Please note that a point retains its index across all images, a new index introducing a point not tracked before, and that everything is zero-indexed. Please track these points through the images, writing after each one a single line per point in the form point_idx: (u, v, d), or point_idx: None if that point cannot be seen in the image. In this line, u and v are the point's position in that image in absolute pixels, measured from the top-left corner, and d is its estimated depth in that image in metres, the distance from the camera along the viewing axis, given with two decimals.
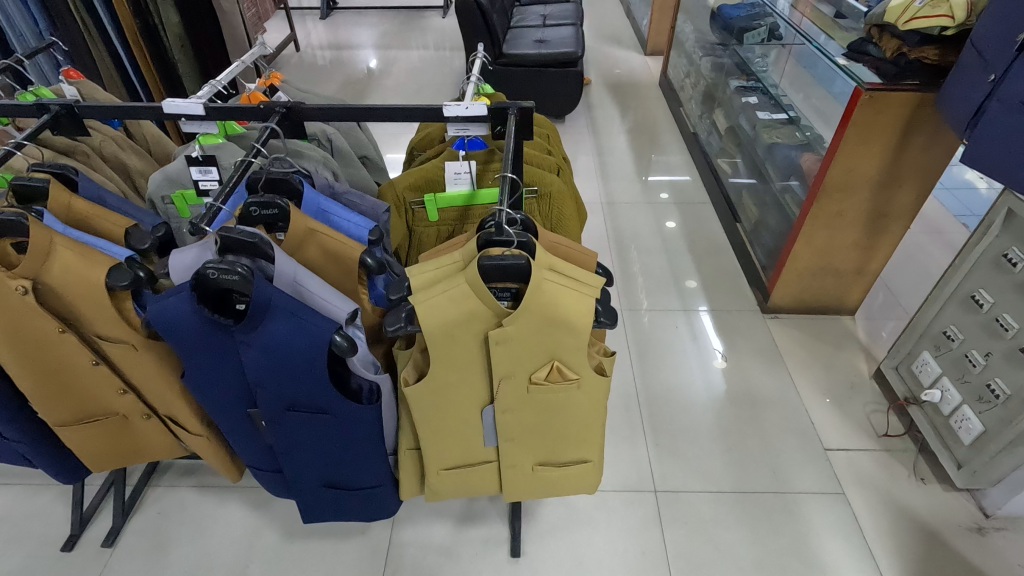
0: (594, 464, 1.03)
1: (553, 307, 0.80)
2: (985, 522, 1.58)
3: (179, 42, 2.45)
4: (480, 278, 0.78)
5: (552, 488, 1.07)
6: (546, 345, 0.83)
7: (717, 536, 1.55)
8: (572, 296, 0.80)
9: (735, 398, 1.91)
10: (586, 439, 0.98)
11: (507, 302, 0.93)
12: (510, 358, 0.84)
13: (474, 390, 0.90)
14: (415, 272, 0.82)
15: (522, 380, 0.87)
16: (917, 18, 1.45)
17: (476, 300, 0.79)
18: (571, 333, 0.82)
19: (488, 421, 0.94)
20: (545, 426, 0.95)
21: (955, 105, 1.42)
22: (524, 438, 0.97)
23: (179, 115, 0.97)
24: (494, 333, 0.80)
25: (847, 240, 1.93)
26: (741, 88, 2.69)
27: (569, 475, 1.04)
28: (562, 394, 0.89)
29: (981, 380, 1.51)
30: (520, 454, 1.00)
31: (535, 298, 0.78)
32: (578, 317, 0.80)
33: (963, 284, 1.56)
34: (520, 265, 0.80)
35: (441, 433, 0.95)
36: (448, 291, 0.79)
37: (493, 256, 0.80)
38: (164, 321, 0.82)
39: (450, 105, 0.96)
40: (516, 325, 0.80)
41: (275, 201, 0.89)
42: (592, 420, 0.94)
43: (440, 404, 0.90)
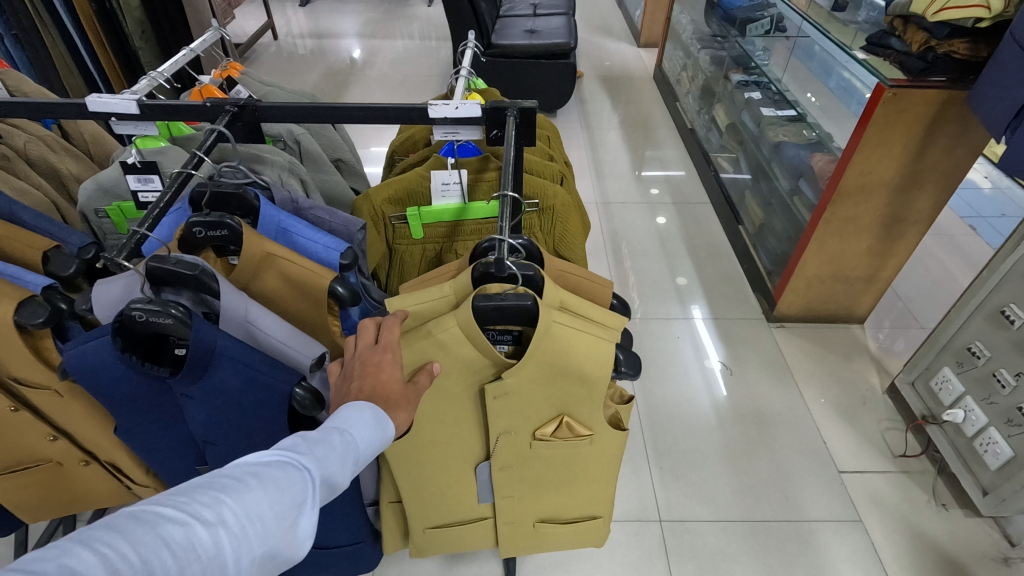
0: (604, 520, 0.90)
1: (565, 356, 0.69)
2: (1010, 551, 1.48)
3: (139, 28, 2.33)
4: (473, 320, 0.67)
5: (556, 544, 0.94)
6: (555, 396, 0.74)
7: (728, 571, 1.43)
8: (587, 342, 0.68)
9: (742, 415, 1.79)
10: (597, 495, 0.86)
11: (506, 345, 0.79)
12: (510, 413, 0.75)
13: (469, 441, 0.80)
14: (395, 305, 0.71)
15: (524, 435, 0.78)
16: (948, 8, 1.33)
17: (468, 346, 0.70)
18: (585, 386, 0.72)
19: (483, 478, 0.83)
20: (549, 482, 0.83)
21: (990, 103, 1.29)
22: (524, 494, 0.85)
23: (107, 113, 0.82)
24: (492, 386, 0.71)
25: (859, 246, 1.81)
26: (742, 83, 2.56)
27: (575, 532, 0.91)
28: (571, 450, 0.78)
29: (1011, 403, 1.39)
30: (519, 511, 0.87)
31: (543, 346, 0.68)
32: (595, 368, 0.70)
33: (991, 297, 1.45)
34: (523, 307, 0.68)
35: (429, 487, 0.83)
36: (433, 334, 0.68)
37: (488, 297, 0.68)
38: (84, 370, 0.66)
39: (437, 104, 0.81)
40: (515, 376, 0.71)
41: (223, 221, 0.73)
42: (605, 477, 0.83)
43: (429, 460, 0.80)
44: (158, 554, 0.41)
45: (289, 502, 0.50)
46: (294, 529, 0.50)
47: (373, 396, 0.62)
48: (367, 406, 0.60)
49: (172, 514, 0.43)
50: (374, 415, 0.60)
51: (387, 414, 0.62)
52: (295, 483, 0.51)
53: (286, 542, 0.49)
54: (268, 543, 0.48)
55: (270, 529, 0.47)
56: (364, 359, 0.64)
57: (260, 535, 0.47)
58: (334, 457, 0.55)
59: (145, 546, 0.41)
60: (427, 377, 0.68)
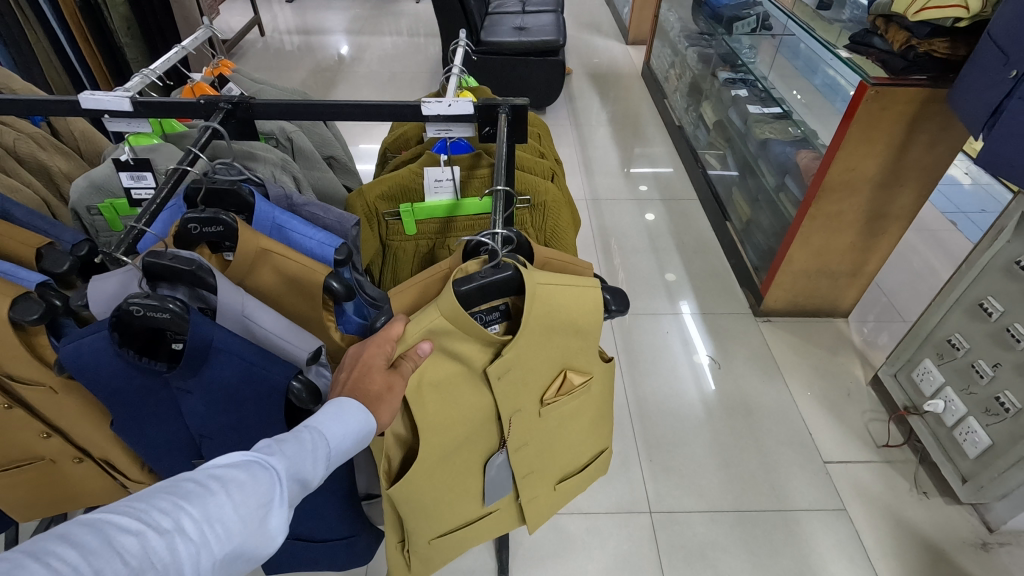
0: (609, 450, 1.01)
1: (557, 312, 0.74)
2: (989, 537, 1.52)
3: (126, 25, 2.28)
4: (456, 306, 0.68)
5: (574, 492, 1.03)
6: (555, 356, 0.79)
7: (717, 560, 1.46)
8: (573, 293, 0.74)
9: (729, 408, 1.82)
10: (598, 435, 0.97)
11: (498, 322, 0.84)
12: (516, 386, 0.79)
13: (473, 431, 0.83)
14: None
15: (532, 407, 0.83)
16: (929, 8, 1.35)
17: (459, 333, 0.71)
18: (580, 334, 0.78)
19: (499, 467, 0.88)
20: (559, 441, 0.91)
21: (968, 102, 1.33)
22: (538, 464, 0.91)
23: (101, 111, 0.83)
24: (493, 367, 0.74)
25: (844, 241, 1.85)
26: (729, 80, 2.59)
27: (588, 472, 1.01)
28: (576, 400, 0.86)
29: (989, 392, 1.44)
30: (539, 483, 0.94)
31: (536, 308, 0.72)
32: (585, 316, 0.76)
33: (971, 290, 1.48)
34: (507, 278, 0.71)
35: (447, 496, 0.86)
36: (423, 326, 0.70)
37: (467, 279, 0.70)
38: (81, 366, 0.67)
39: (429, 102, 0.82)
40: (516, 349, 0.74)
41: (218, 217, 0.75)
42: (604, 411, 0.93)
43: (446, 464, 0.82)
44: (110, 564, 0.41)
45: (254, 503, 0.50)
46: (261, 528, 0.50)
47: (353, 390, 0.65)
48: (343, 404, 0.62)
49: (127, 523, 0.43)
50: (352, 410, 0.62)
51: (367, 406, 0.64)
52: (262, 483, 0.51)
53: (253, 543, 0.49)
54: (232, 544, 0.48)
55: (234, 530, 0.48)
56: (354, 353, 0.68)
57: (222, 538, 0.47)
58: (303, 455, 0.56)
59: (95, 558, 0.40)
60: (412, 361, 0.68)
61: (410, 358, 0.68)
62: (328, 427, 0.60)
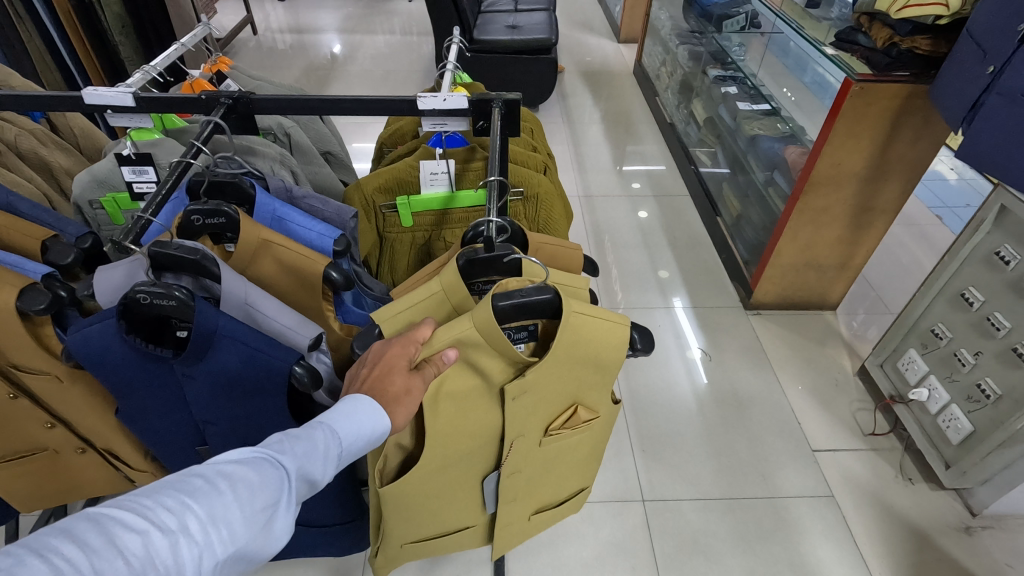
0: (586, 489, 1.04)
1: (584, 345, 0.75)
2: (972, 520, 1.56)
3: (120, 23, 2.28)
4: (490, 318, 0.69)
5: (544, 525, 1.06)
6: (570, 389, 0.81)
7: (709, 547, 1.49)
8: (603, 330, 0.75)
9: (720, 399, 1.86)
10: (584, 473, 0.99)
11: (524, 342, 0.86)
12: (526, 411, 0.80)
13: (474, 447, 0.84)
14: (386, 316, 0.73)
15: (536, 435, 0.84)
16: (911, 6, 1.39)
17: (485, 348, 0.72)
18: (599, 371, 0.79)
19: (488, 488, 0.90)
20: (546, 475, 0.93)
21: (949, 97, 1.36)
22: (524, 496, 0.93)
23: (104, 105, 0.85)
24: (513, 386, 0.74)
25: (831, 235, 1.89)
26: (719, 78, 2.63)
27: (562, 509, 1.04)
28: (574, 436, 0.88)
29: (971, 379, 1.48)
30: (520, 513, 0.97)
31: (566, 337, 0.73)
32: (609, 355, 0.77)
33: (953, 281, 1.52)
34: (545, 300, 0.73)
35: (423, 508, 0.88)
36: (451, 334, 0.71)
37: (508, 295, 0.72)
38: (88, 354, 0.69)
39: (425, 97, 0.85)
40: (535, 376, 0.75)
41: (220, 209, 0.77)
42: (597, 448, 0.95)
43: (436, 479, 0.84)
44: (111, 563, 0.43)
45: (260, 503, 0.52)
46: (266, 528, 0.52)
47: (374, 388, 0.65)
48: (361, 400, 0.63)
49: (133, 522, 0.45)
50: (368, 412, 0.63)
51: (385, 408, 0.64)
52: (271, 482, 0.53)
53: (254, 544, 0.51)
54: (234, 545, 0.50)
55: (236, 532, 0.50)
56: (379, 348, 0.68)
57: (225, 539, 0.49)
58: (314, 456, 0.58)
59: (98, 557, 0.42)
60: (435, 366, 0.68)
61: (434, 363, 0.68)
62: (341, 427, 0.61)
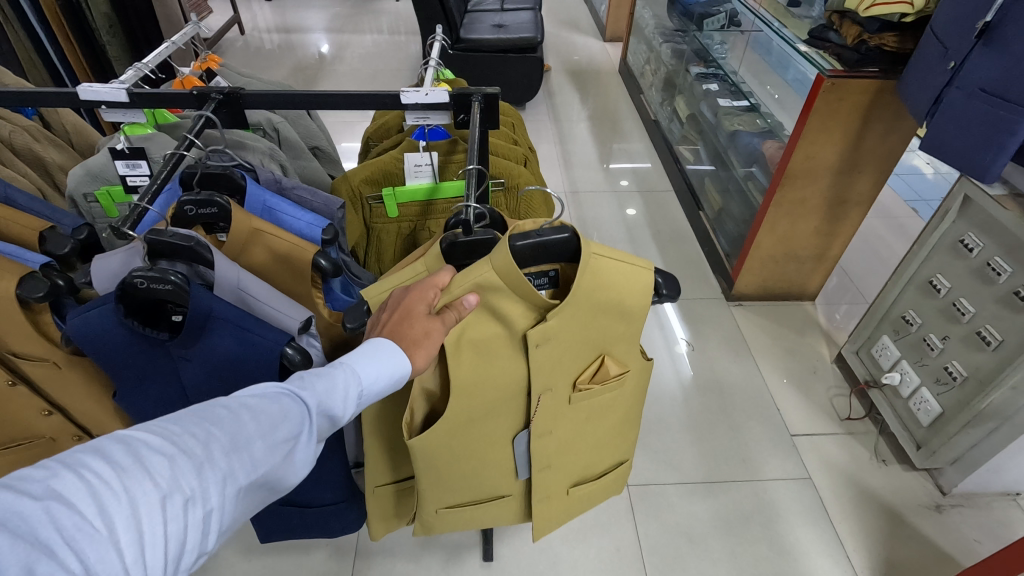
0: (627, 464, 1.09)
1: (605, 286, 0.80)
2: (942, 499, 1.62)
3: (107, 23, 2.29)
4: (508, 262, 0.74)
5: (585, 504, 1.09)
6: (596, 338, 0.86)
7: (690, 528, 1.54)
8: (624, 271, 0.80)
9: (703, 387, 1.91)
10: (621, 443, 1.03)
11: (545, 288, 0.91)
12: (553, 359, 0.84)
13: (503, 401, 0.88)
14: (373, 293, 0.78)
15: (565, 389, 0.89)
16: (877, 4, 1.44)
17: (506, 293, 0.77)
18: (624, 316, 0.84)
19: (519, 449, 0.94)
20: (580, 442, 0.97)
21: (914, 92, 1.42)
22: (558, 462, 0.97)
23: (98, 102, 0.89)
24: (536, 333, 0.78)
25: (808, 227, 1.95)
26: (701, 75, 2.69)
27: (600, 486, 1.07)
28: (607, 394, 0.92)
29: (940, 363, 1.54)
30: (557, 482, 1.00)
31: (586, 279, 0.78)
32: (632, 297, 0.83)
33: (920, 270, 1.59)
34: (561, 238, 0.79)
35: (457, 468, 0.93)
36: (471, 279, 0.75)
37: (525, 236, 0.78)
38: (86, 337, 0.72)
39: (408, 91, 0.89)
40: (558, 322, 0.80)
41: (213, 199, 0.82)
42: (631, 414, 0.99)
43: (466, 433, 0.89)
44: (141, 481, 0.46)
45: (280, 434, 0.56)
46: (285, 457, 0.57)
47: (396, 332, 0.70)
48: (379, 344, 0.68)
49: (161, 444, 0.49)
50: (389, 354, 0.68)
51: (404, 350, 0.69)
52: (291, 415, 0.58)
53: (271, 473, 0.56)
54: (253, 472, 0.54)
55: (256, 460, 0.54)
56: (398, 296, 0.73)
57: (247, 464, 0.53)
58: (332, 394, 0.63)
59: (132, 474, 0.46)
60: (456, 311, 0.72)
61: (455, 308, 0.73)
62: (360, 369, 0.65)
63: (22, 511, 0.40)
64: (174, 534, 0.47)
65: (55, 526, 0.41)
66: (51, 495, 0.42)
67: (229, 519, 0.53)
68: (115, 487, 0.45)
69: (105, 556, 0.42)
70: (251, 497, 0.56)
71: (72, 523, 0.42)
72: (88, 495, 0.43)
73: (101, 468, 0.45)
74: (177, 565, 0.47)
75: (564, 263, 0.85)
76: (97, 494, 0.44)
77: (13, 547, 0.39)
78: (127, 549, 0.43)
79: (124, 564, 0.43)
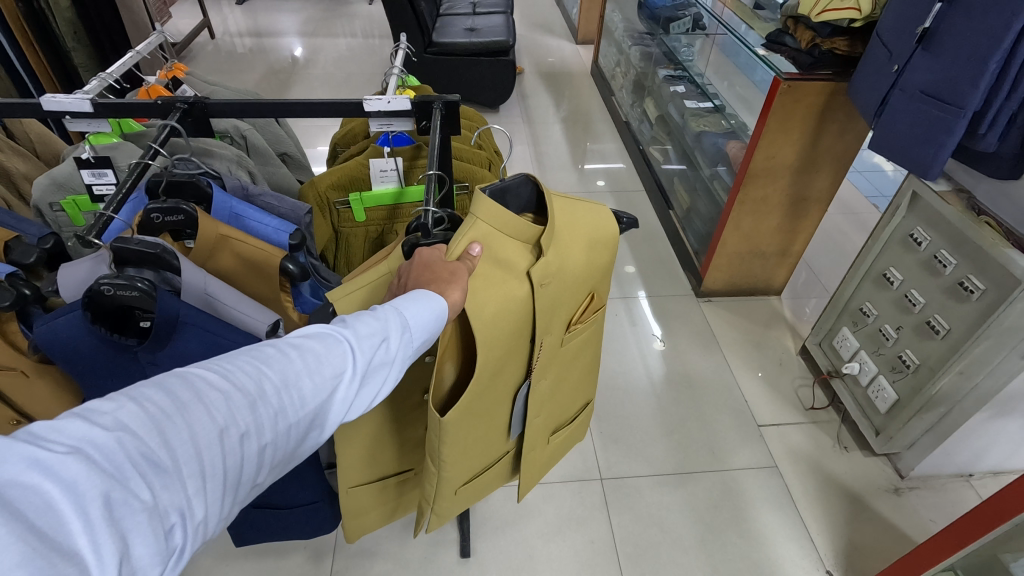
0: (590, 407, 1.18)
1: (580, 222, 0.87)
2: (900, 483, 1.69)
3: (72, 30, 2.28)
4: (493, 206, 0.77)
5: (558, 449, 1.16)
6: (585, 280, 0.91)
7: (662, 518, 1.59)
8: (587, 209, 0.88)
9: (673, 381, 1.97)
10: (587, 388, 1.12)
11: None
12: (554, 300, 0.86)
13: (515, 349, 0.86)
14: (338, 295, 0.79)
15: (560, 332, 0.91)
16: (829, 10, 1.51)
17: (502, 236, 0.79)
18: (602, 251, 0.91)
19: (521, 400, 0.94)
20: (562, 383, 1.02)
21: (862, 93, 1.48)
22: (545, 409, 1.01)
23: (62, 112, 0.90)
24: (539, 270, 0.80)
25: (771, 224, 2.01)
26: (669, 77, 2.75)
27: (572, 429, 1.15)
28: (585, 333, 0.98)
29: (894, 352, 1.61)
30: (541, 432, 1.04)
31: (560, 214, 0.85)
32: (604, 231, 0.90)
33: (877, 262, 1.65)
34: (524, 181, 0.87)
35: (473, 439, 0.91)
36: (469, 231, 0.77)
37: (490, 183, 0.86)
38: (56, 344, 0.74)
39: (371, 99, 0.92)
40: (552, 257, 0.82)
41: (179, 207, 0.84)
42: (595, 355, 1.07)
43: (483, 396, 0.86)
44: (200, 415, 0.51)
45: (326, 374, 0.61)
46: (330, 396, 0.62)
47: (420, 280, 0.72)
48: (419, 292, 0.70)
49: (216, 381, 0.54)
50: (427, 297, 0.69)
51: (439, 291, 0.70)
52: (337, 356, 0.63)
53: (318, 410, 0.61)
54: (301, 409, 0.59)
55: (304, 398, 0.59)
56: (408, 265, 0.76)
57: (296, 402, 0.59)
58: (377, 335, 0.66)
59: (191, 408, 0.51)
60: (469, 259, 0.76)
61: (464, 258, 0.76)
62: (403, 312, 0.68)
63: (96, 440, 0.45)
64: (229, 466, 0.53)
65: (125, 454, 0.46)
66: (119, 427, 0.46)
67: (279, 452, 0.58)
68: (174, 422, 0.49)
69: (170, 486, 0.48)
70: (303, 433, 0.61)
71: (141, 453, 0.46)
72: (152, 428, 0.48)
73: (161, 402, 0.50)
74: (230, 493, 0.54)
75: (535, 211, 0.91)
76: (159, 427, 0.48)
77: (89, 475, 0.43)
78: (188, 480, 0.49)
79: (185, 493, 0.49)
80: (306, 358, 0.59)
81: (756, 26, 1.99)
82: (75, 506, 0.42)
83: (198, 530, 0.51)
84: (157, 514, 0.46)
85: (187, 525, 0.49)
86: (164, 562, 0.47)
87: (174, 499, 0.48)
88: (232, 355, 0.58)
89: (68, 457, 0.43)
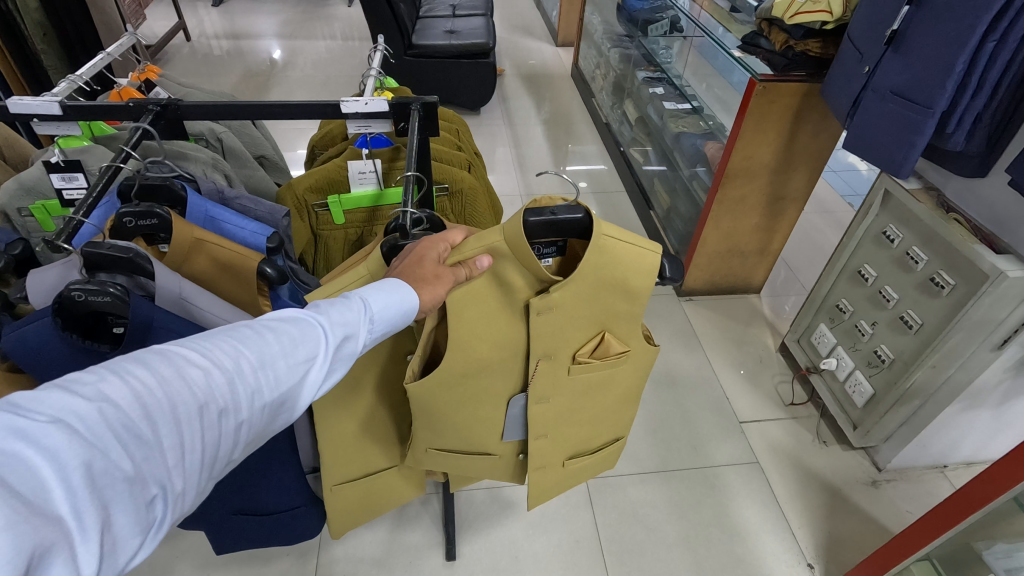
0: (621, 444, 1.11)
1: (611, 266, 0.81)
2: (878, 475, 1.73)
3: (42, 31, 2.23)
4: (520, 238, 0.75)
5: (578, 477, 1.12)
6: (598, 315, 0.87)
7: (646, 516, 1.60)
8: (632, 256, 0.81)
9: (655, 380, 1.98)
10: (619, 425, 1.07)
11: (551, 256, 0.90)
12: (554, 330, 0.86)
13: (501, 359, 0.88)
14: (318, 293, 0.79)
15: (564, 359, 0.90)
16: (801, 12, 1.55)
17: (513, 262, 0.78)
18: (629, 300, 0.85)
19: (514, 410, 0.94)
20: (576, 412, 0.98)
21: (835, 95, 1.51)
22: (555, 433, 0.99)
23: (30, 115, 0.88)
24: (539, 301, 0.81)
25: (749, 223, 2.04)
26: (648, 79, 2.77)
27: (593, 461, 1.10)
28: (609, 371, 0.93)
29: (870, 347, 1.64)
30: (550, 456, 1.02)
31: (591, 258, 0.79)
32: (639, 281, 0.83)
33: (852, 259, 1.68)
34: (577, 219, 0.80)
35: (448, 424, 0.93)
36: (482, 241, 0.78)
37: (540, 213, 0.79)
38: (25, 352, 0.72)
39: (348, 101, 0.91)
40: (562, 293, 0.81)
41: (153, 210, 0.83)
42: (634, 390, 0.99)
43: (461, 384, 0.88)
44: (180, 390, 0.50)
45: (300, 355, 0.61)
46: (305, 377, 0.62)
47: (406, 273, 0.73)
48: (389, 283, 0.72)
49: (196, 358, 0.53)
50: (399, 292, 0.70)
51: (412, 288, 0.71)
52: (311, 338, 0.62)
53: (292, 391, 0.60)
54: (276, 390, 0.59)
55: (279, 378, 0.58)
56: (410, 245, 0.79)
57: (272, 381, 0.58)
58: (348, 319, 0.66)
59: (170, 383, 0.50)
60: (468, 270, 0.77)
61: (464, 267, 0.77)
62: (372, 299, 0.68)
63: (78, 411, 0.44)
64: (206, 442, 0.52)
65: (107, 425, 0.45)
66: (101, 398, 0.46)
67: (254, 431, 0.58)
68: (157, 395, 0.49)
69: (150, 457, 0.47)
70: (275, 415, 0.61)
71: (123, 424, 0.46)
72: (133, 400, 0.47)
73: (142, 376, 0.49)
74: (207, 469, 0.53)
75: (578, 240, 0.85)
76: (141, 399, 0.48)
77: (71, 445, 0.42)
78: (169, 453, 0.49)
79: (165, 465, 0.49)
80: (281, 339, 0.59)
81: (732, 27, 2.04)
82: (58, 474, 0.41)
83: (176, 503, 0.50)
84: (138, 484, 0.46)
85: (166, 498, 0.49)
86: (143, 533, 0.47)
87: (155, 471, 0.48)
88: (207, 333, 0.57)
89: (50, 426, 0.42)
